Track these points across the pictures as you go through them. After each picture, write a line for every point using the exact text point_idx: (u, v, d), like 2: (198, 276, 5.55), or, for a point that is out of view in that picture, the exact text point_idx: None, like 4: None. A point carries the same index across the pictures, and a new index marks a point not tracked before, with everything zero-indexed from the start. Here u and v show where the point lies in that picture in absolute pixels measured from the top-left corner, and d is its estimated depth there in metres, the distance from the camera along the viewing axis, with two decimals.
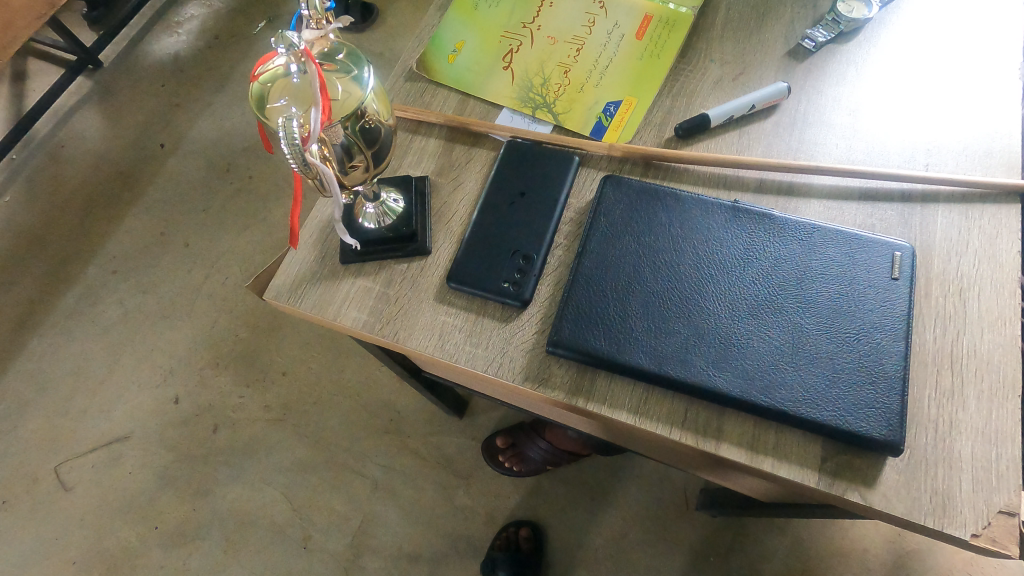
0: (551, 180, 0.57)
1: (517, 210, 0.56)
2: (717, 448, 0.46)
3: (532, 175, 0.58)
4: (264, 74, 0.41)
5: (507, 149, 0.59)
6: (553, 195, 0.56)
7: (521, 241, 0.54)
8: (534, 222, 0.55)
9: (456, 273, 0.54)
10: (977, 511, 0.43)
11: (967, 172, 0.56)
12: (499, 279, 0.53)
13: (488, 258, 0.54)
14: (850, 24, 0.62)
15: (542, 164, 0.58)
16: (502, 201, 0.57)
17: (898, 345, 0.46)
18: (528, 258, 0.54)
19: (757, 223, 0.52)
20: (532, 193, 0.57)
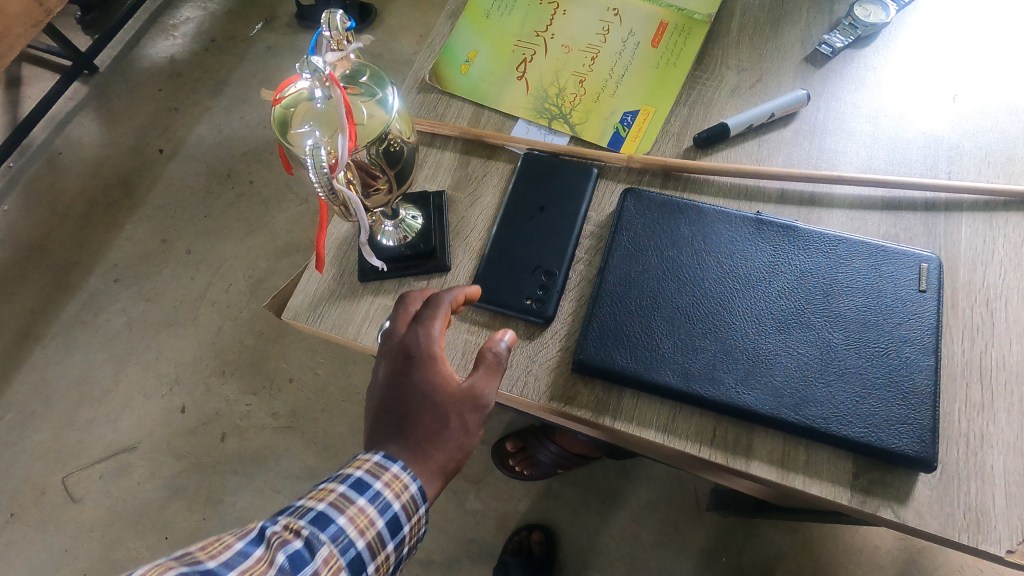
0: (570, 194, 0.57)
1: (537, 225, 0.55)
2: (747, 466, 0.46)
3: (551, 188, 0.57)
4: (287, 98, 0.40)
5: (524, 161, 0.58)
6: (572, 209, 0.56)
7: (543, 257, 0.54)
8: (555, 237, 0.55)
9: (477, 289, 0.53)
10: (1011, 527, 0.42)
11: (990, 179, 0.55)
12: (522, 297, 0.52)
13: (510, 275, 0.53)
14: (867, 29, 0.62)
15: (560, 178, 0.57)
16: (521, 215, 0.56)
17: (927, 359, 0.46)
18: (550, 274, 0.53)
19: (781, 236, 0.51)
20: (551, 206, 0.56)
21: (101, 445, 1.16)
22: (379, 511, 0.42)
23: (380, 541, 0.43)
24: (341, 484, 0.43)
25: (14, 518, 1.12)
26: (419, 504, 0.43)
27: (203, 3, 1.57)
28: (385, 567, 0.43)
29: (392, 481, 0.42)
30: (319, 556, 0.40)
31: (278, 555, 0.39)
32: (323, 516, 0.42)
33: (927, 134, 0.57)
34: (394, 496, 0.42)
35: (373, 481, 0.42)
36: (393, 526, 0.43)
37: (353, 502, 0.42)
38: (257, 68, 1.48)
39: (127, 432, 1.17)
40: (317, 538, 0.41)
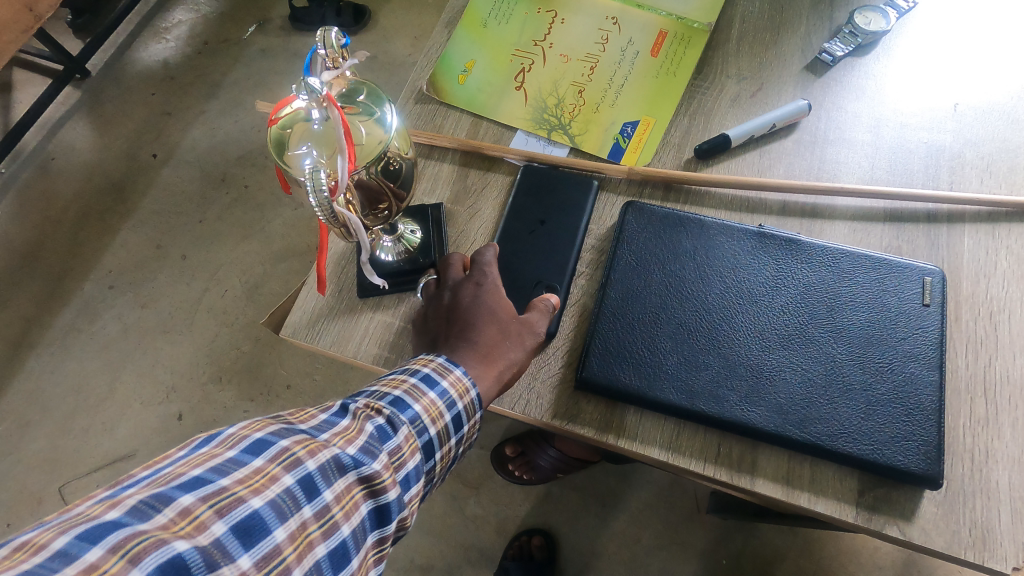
0: (570, 207, 0.56)
1: (536, 239, 0.55)
2: (752, 484, 0.46)
3: (551, 201, 0.57)
4: (283, 118, 0.40)
5: (524, 174, 0.58)
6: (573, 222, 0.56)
7: (543, 271, 0.53)
8: (556, 251, 0.54)
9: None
10: (1017, 544, 0.42)
11: (991, 189, 0.55)
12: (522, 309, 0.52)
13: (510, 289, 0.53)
14: (867, 37, 0.61)
15: (559, 190, 0.57)
16: (522, 229, 0.55)
17: (931, 374, 0.46)
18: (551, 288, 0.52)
19: (783, 249, 0.51)
20: (551, 219, 0.56)
21: (97, 454, 1.15)
22: (447, 405, 0.40)
23: (447, 434, 0.40)
24: (411, 375, 0.41)
25: (9, 529, 1.10)
26: (478, 409, 0.43)
27: (195, 4, 1.54)
28: (446, 462, 0.41)
29: (456, 384, 0.41)
30: (402, 433, 0.37)
31: (367, 424, 0.35)
32: (399, 401, 0.38)
33: (928, 143, 0.57)
34: (459, 396, 0.41)
35: (440, 379, 0.41)
36: (459, 422, 0.41)
37: (425, 393, 0.40)
38: (251, 71, 1.47)
39: (124, 441, 1.16)
40: (398, 418, 0.37)
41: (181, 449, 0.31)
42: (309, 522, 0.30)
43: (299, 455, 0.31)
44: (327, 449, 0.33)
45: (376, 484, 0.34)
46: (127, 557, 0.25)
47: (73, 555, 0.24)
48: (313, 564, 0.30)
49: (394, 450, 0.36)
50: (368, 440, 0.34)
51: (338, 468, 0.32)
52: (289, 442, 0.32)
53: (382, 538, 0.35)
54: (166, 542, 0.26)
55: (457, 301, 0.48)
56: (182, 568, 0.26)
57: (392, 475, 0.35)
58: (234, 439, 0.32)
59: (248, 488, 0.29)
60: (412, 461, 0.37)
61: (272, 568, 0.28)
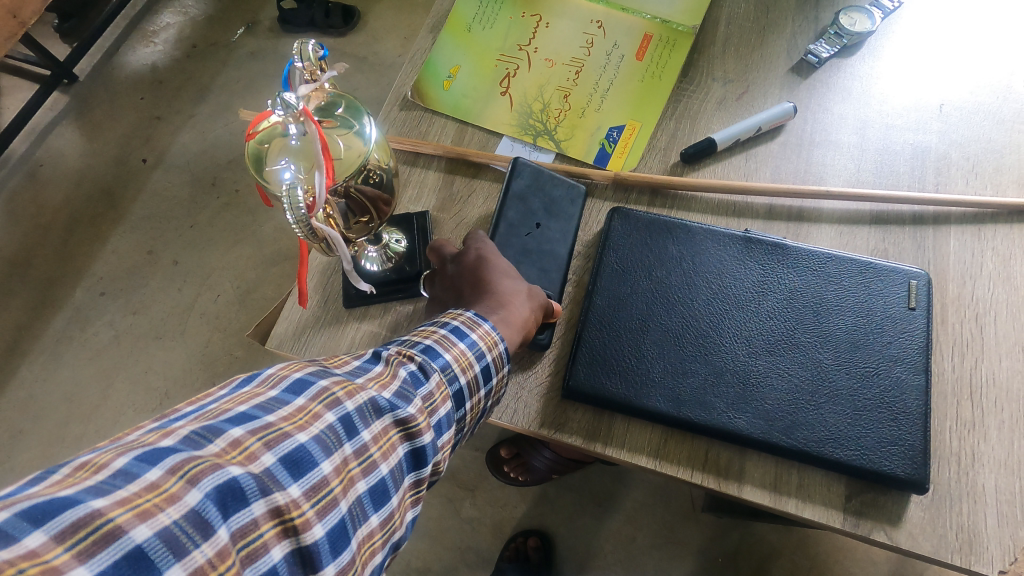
0: (563, 212, 0.55)
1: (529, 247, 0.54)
2: (740, 490, 0.45)
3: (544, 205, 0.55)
4: (260, 132, 0.39)
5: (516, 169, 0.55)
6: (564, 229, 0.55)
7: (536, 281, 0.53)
8: (548, 259, 0.54)
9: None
10: (1004, 547, 0.42)
11: (977, 190, 0.55)
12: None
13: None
14: (853, 37, 0.61)
15: (551, 195, 0.56)
16: (516, 235, 0.54)
17: (917, 378, 0.46)
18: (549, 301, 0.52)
19: (770, 254, 0.51)
20: (544, 225, 0.55)
21: None
22: (478, 356, 0.41)
23: (476, 384, 0.41)
24: (441, 327, 0.42)
25: None
26: (504, 363, 0.44)
27: (183, 7, 1.53)
28: (474, 413, 0.43)
29: (485, 337, 0.42)
30: (434, 379, 0.38)
31: (401, 369, 0.37)
32: (431, 349, 0.39)
33: (913, 144, 0.57)
34: (487, 348, 0.42)
35: (469, 332, 0.42)
36: (487, 373, 0.42)
37: (454, 344, 0.41)
38: (240, 74, 1.46)
39: None
40: (430, 365, 0.38)
41: (222, 391, 0.32)
42: (351, 458, 0.31)
43: (339, 395, 0.32)
44: (365, 391, 0.34)
45: (411, 426, 0.35)
46: (185, 478, 0.25)
47: (135, 473, 0.25)
48: (356, 498, 0.31)
49: (429, 395, 0.37)
50: (402, 386, 0.36)
51: (377, 409, 0.33)
52: (328, 383, 0.33)
53: (418, 480, 0.36)
54: (220, 466, 0.27)
55: (465, 267, 0.49)
56: (238, 493, 0.27)
57: (426, 419, 0.36)
58: (274, 379, 0.33)
59: (293, 424, 0.30)
60: (443, 409, 0.38)
61: (320, 498, 0.29)
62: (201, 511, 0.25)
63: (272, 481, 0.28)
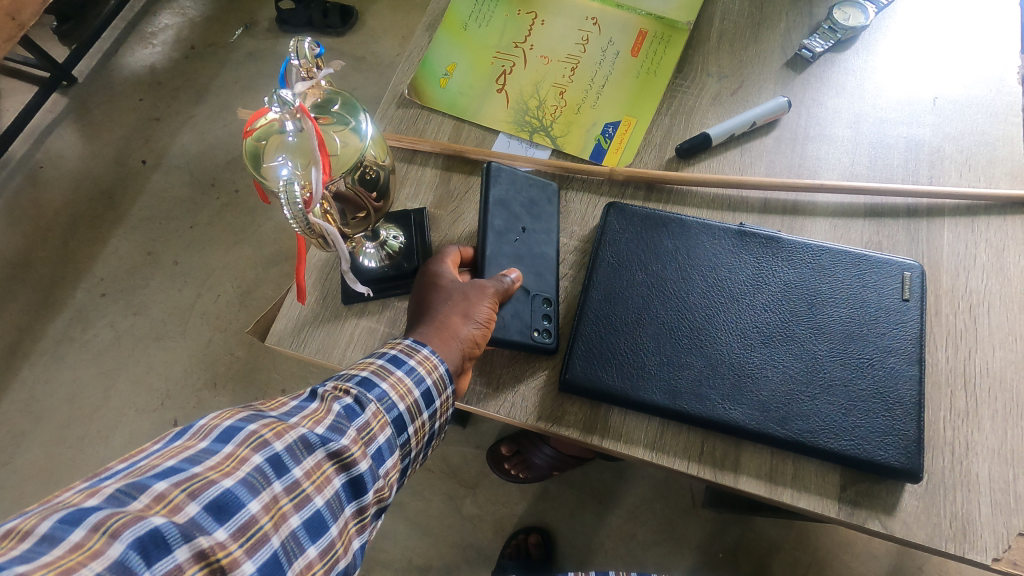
0: (545, 211, 0.55)
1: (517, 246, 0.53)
2: (735, 481, 0.46)
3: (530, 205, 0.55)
4: (258, 131, 0.40)
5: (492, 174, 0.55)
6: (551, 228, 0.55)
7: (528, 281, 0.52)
8: (539, 256, 0.53)
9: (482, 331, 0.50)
10: (997, 535, 0.43)
11: (971, 183, 0.55)
12: (524, 326, 0.51)
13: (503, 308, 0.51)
14: (847, 32, 0.61)
15: (532, 195, 0.56)
16: (505, 235, 0.53)
17: (911, 369, 0.46)
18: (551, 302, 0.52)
19: (764, 248, 0.51)
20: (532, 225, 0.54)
21: (93, 462, 1.14)
22: (416, 381, 0.43)
23: (418, 409, 0.44)
24: (377, 359, 0.44)
25: None
26: (447, 385, 0.46)
27: (181, 8, 1.54)
28: (421, 437, 0.44)
29: (424, 360, 0.45)
30: (369, 410, 0.40)
31: (334, 405, 0.39)
32: (367, 380, 0.42)
33: (907, 138, 0.57)
34: (427, 372, 0.44)
35: (407, 359, 0.44)
36: (429, 397, 0.44)
37: (392, 373, 0.43)
38: (239, 75, 1.46)
39: (119, 449, 1.15)
40: (366, 397, 0.40)
41: (155, 445, 0.34)
42: (281, 495, 0.34)
43: (268, 437, 0.35)
44: (296, 429, 0.36)
45: (345, 457, 0.37)
46: (109, 533, 0.27)
47: (58, 537, 0.27)
48: (289, 533, 0.33)
49: (362, 427, 0.39)
50: (335, 419, 0.38)
51: (308, 445, 0.36)
52: (258, 426, 0.35)
53: (361, 508, 0.38)
54: (143, 518, 0.28)
55: (415, 291, 0.51)
56: (161, 541, 0.28)
57: (362, 448, 0.38)
58: (204, 430, 0.35)
59: (219, 471, 0.32)
60: (382, 436, 0.40)
61: (249, 536, 0.31)
62: (125, 561, 0.27)
63: (197, 527, 0.30)
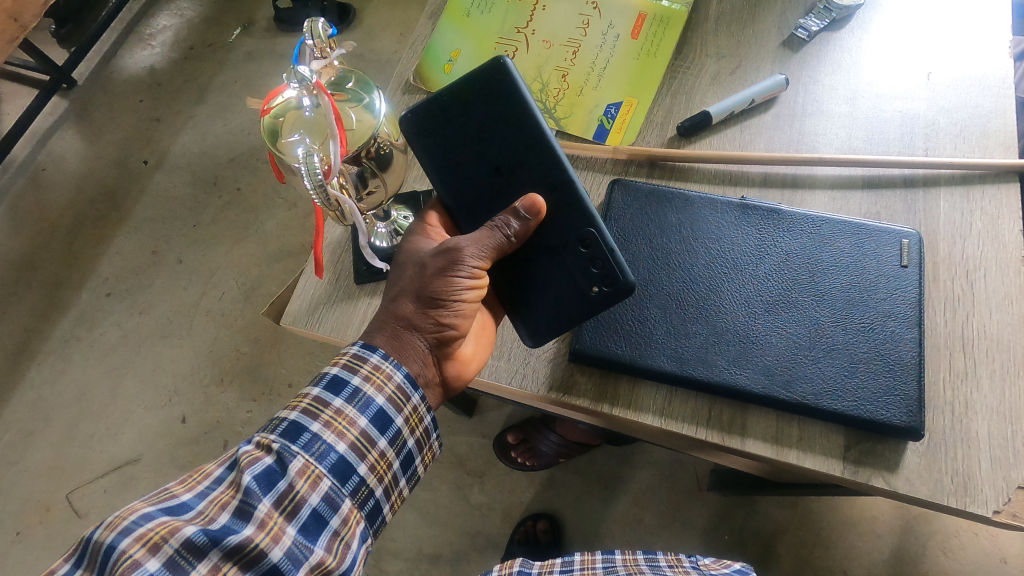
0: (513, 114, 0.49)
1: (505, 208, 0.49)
2: (742, 444, 0.47)
3: (483, 138, 0.49)
4: (275, 108, 0.44)
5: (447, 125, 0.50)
6: (529, 132, 0.48)
7: (545, 237, 0.49)
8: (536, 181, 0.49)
9: (535, 321, 0.50)
10: (998, 489, 0.44)
11: (966, 154, 0.57)
12: (575, 284, 0.49)
13: (541, 275, 0.50)
14: (842, 11, 0.63)
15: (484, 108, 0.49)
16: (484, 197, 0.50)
17: (910, 332, 0.48)
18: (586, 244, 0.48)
19: (765, 219, 0.52)
20: (501, 152, 0.49)
21: (102, 460, 1.14)
22: (355, 413, 0.44)
23: (371, 436, 0.44)
24: (316, 387, 0.44)
25: (19, 538, 1.09)
26: (410, 392, 0.46)
27: (179, 10, 1.54)
28: (378, 470, 0.44)
29: (374, 371, 0.45)
30: (291, 469, 0.40)
31: (245, 476, 0.39)
32: (291, 431, 0.42)
33: (903, 112, 0.59)
34: (376, 390, 0.45)
35: (350, 378, 0.45)
36: (378, 428, 0.44)
37: (329, 404, 0.43)
38: (238, 74, 1.47)
39: (128, 447, 1.15)
40: (286, 454, 0.41)
41: (62, 567, 0.36)
42: None
43: (138, 556, 0.34)
44: (182, 531, 0.36)
45: (249, 550, 0.37)
46: None
47: None
48: None
49: (281, 496, 0.39)
50: (240, 503, 0.38)
51: (194, 551, 0.36)
52: (128, 543, 0.34)
53: None
54: None
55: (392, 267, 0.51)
56: None
57: (269, 536, 0.38)
58: (92, 555, 0.35)
59: None
60: (313, 496, 0.40)
61: None
62: None
63: None
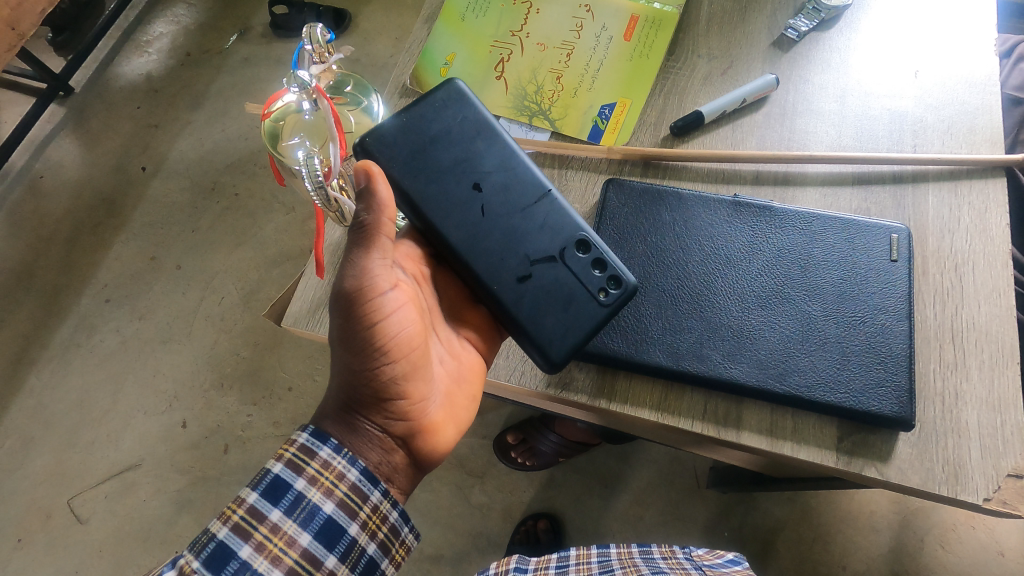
0: (485, 128, 0.51)
1: (496, 224, 0.50)
2: (738, 436, 0.48)
3: (450, 159, 0.50)
4: (275, 112, 0.47)
5: (415, 141, 0.50)
6: (496, 143, 0.51)
7: (539, 246, 0.50)
8: (522, 185, 0.51)
9: (554, 346, 0.48)
10: (987, 477, 0.45)
11: (954, 150, 0.58)
12: (585, 292, 0.49)
13: (544, 288, 0.49)
14: (830, 11, 0.64)
15: (448, 128, 0.51)
16: (466, 212, 0.50)
17: (901, 326, 0.49)
18: (584, 245, 0.50)
19: (758, 216, 0.53)
20: (482, 165, 0.51)
21: (103, 466, 1.14)
22: (295, 531, 0.44)
23: (313, 556, 0.44)
24: (254, 493, 0.44)
25: (21, 544, 1.10)
26: (368, 492, 0.47)
27: (175, 17, 1.55)
28: None
29: (322, 470, 0.46)
30: None
31: None
32: (220, 557, 0.42)
33: (891, 110, 0.60)
34: (324, 496, 0.45)
35: (294, 482, 0.45)
36: (325, 544, 0.45)
37: (265, 520, 0.44)
38: (235, 79, 1.48)
39: (129, 452, 1.15)
40: None
41: None
42: None
43: None
44: None
45: None
46: None
47: None
48: None
49: None
50: None
51: None
52: None
53: None
54: None
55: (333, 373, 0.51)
56: None
57: None
58: None
59: None
60: None
61: None
62: None
63: None
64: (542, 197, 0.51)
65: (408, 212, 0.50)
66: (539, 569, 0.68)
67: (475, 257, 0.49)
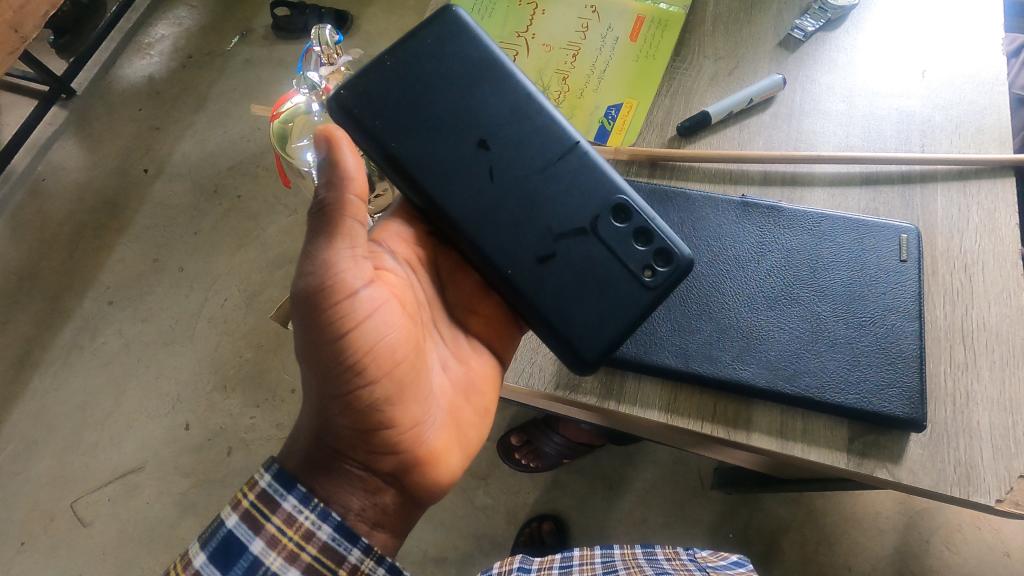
0: (500, 82, 0.48)
1: (514, 190, 0.47)
2: (748, 438, 0.48)
3: (456, 115, 0.47)
4: (283, 114, 0.53)
5: (420, 95, 0.47)
6: (504, 88, 0.48)
7: (562, 218, 0.47)
8: (542, 141, 0.48)
9: (586, 345, 0.46)
10: (999, 478, 0.45)
11: (962, 149, 0.58)
12: (626, 271, 0.47)
13: (570, 262, 0.47)
14: (837, 11, 0.64)
15: (456, 80, 0.48)
16: (478, 174, 0.47)
17: (910, 326, 0.49)
18: (623, 211, 0.48)
19: (766, 216, 0.53)
20: (496, 120, 0.48)
21: (106, 469, 1.14)
22: None
23: None
24: (208, 553, 0.43)
25: (24, 547, 1.10)
26: (340, 551, 0.44)
27: (177, 19, 1.55)
28: None
29: (283, 528, 0.44)
30: None
31: None
32: None
33: (898, 109, 0.60)
34: (283, 562, 0.43)
35: (250, 543, 0.43)
36: None
37: None
38: (237, 82, 1.48)
39: (132, 455, 1.15)
40: None
41: None
42: None
43: None
44: None
45: None
46: None
47: None
48: None
49: None
50: None
51: None
52: None
53: None
54: None
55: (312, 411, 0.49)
56: None
57: None
58: None
59: None
60: None
61: None
62: None
63: None
64: (566, 154, 0.48)
65: (404, 185, 0.48)
66: (542, 569, 0.68)
67: (493, 232, 0.47)
